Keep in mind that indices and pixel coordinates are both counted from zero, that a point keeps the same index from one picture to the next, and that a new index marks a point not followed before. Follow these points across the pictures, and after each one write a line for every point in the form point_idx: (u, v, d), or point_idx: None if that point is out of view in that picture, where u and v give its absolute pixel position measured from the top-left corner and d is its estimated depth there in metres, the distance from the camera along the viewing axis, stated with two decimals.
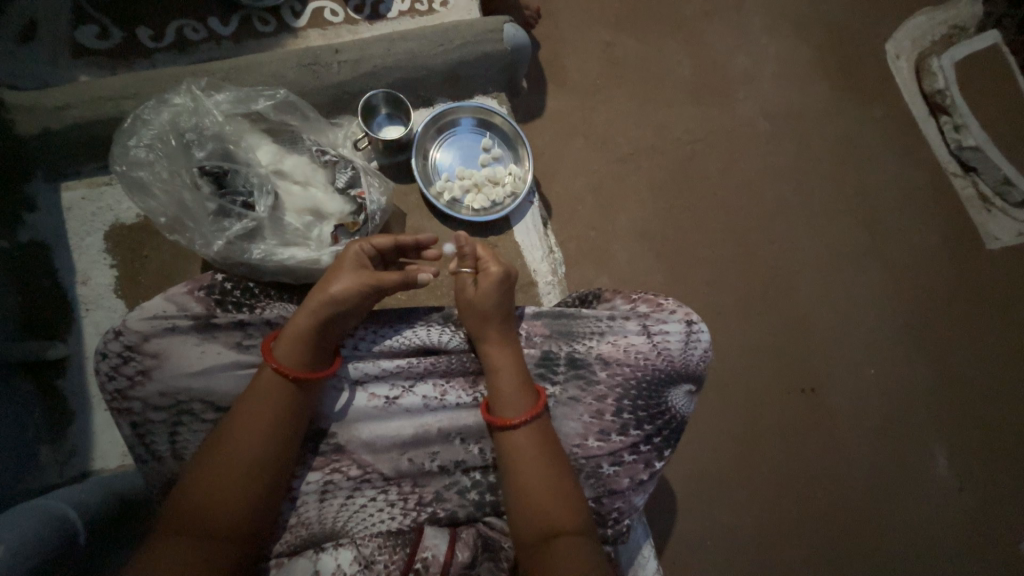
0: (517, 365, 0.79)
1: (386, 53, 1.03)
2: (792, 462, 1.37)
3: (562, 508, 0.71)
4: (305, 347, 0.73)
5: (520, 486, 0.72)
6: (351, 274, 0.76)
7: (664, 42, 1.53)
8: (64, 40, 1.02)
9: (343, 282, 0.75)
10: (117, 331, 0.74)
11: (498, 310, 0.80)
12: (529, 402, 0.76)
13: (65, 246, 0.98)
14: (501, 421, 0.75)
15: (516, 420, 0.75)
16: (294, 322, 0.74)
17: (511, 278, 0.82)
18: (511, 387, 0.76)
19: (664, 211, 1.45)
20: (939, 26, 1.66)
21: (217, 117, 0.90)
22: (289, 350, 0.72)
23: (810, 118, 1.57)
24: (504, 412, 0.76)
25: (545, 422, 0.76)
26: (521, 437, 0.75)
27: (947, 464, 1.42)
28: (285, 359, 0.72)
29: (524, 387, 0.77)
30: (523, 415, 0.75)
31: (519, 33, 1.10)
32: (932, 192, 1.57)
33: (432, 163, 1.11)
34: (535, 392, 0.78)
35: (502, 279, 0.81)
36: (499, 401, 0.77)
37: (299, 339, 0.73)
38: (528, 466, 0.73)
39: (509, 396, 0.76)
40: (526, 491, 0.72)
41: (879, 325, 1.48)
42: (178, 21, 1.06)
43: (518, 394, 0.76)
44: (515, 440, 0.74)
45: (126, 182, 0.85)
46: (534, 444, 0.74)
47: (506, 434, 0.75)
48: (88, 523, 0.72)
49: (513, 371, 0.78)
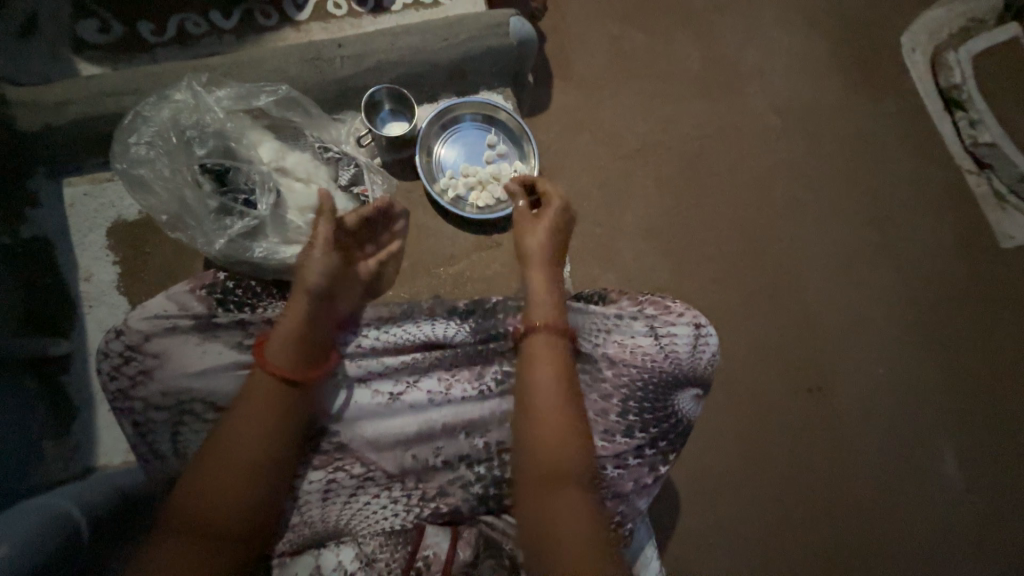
0: (555, 308, 0.82)
1: (389, 48, 1.01)
2: (797, 462, 1.36)
3: (564, 449, 0.72)
4: (301, 348, 0.75)
5: (532, 422, 0.74)
6: (315, 265, 0.81)
7: (674, 36, 1.50)
8: (66, 36, 1.01)
9: (314, 274, 0.80)
10: (118, 331, 0.74)
11: (553, 238, 0.90)
12: (553, 339, 0.78)
13: (66, 243, 0.97)
14: (530, 352, 0.78)
15: (541, 354, 0.77)
16: (280, 325, 0.76)
17: (569, 216, 0.95)
18: (546, 325, 0.79)
19: (670, 207, 1.42)
20: (956, 18, 1.62)
21: (219, 113, 0.89)
22: (280, 352, 0.73)
23: (821, 113, 1.53)
24: (532, 344, 0.78)
25: (566, 361, 0.78)
26: (539, 372, 0.76)
27: (955, 466, 1.40)
28: (277, 360, 0.73)
29: (557, 326, 0.80)
30: (547, 348, 0.78)
31: (525, 26, 1.08)
32: (946, 190, 1.54)
33: (435, 160, 1.09)
34: (563, 331, 0.80)
35: (561, 214, 0.93)
36: (529, 332, 0.79)
37: (286, 338, 0.74)
38: (538, 403, 0.74)
39: (541, 329, 0.79)
40: (540, 428, 0.73)
41: (888, 325, 1.45)
42: (178, 16, 1.04)
43: (550, 329, 0.79)
44: (535, 376, 0.76)
45: (128, 180, 0.85)
46: (553, 379, 0.76)
47: (529, 369, 0.77)
48: (91, 520, 0.72)
49: (552, 308, 0.82)
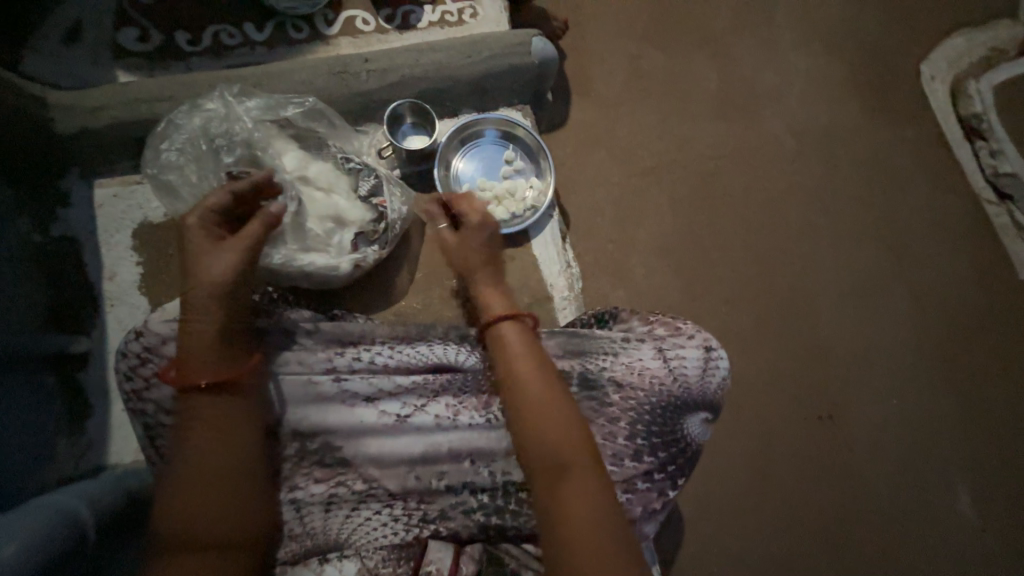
0: (533, 345, 0.79)
1: (414, 64, 1.04)
2: (806, 491, 1.33)
3: (583, 503, 0.65)
4: (217, 351, 0.72)
5: (545, 477, 0.68)
6: (230, 255, 0.74)
7: (693, 57, 1.51)
8: (105, 42, 1.05)
9: (223, 265, 0.74)
10: (138, 331, 0.75)
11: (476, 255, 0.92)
12: (541, 380, 0.75)
13: (93, 242, 1.00)
14: (518, 396, 0.74)
15: (529, 396, 0.73)
16: (195, 325, 0.72)
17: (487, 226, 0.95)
18: (529, 366, 0.76)
19: (684, 227, 1.42)
20: (977, 48, 1.61)
21: (247, 123, 0.92)
22: (201, 360, 0.71)
23: (839, 138, 1.53)
24: (521, 391, 0.74)
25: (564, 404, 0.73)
26: (535, 421, 0.72)
27: (971, 503, 1.36)
28: (201, 370, 0.71)
29: (540, 365, 0.76)
30: (538, 391, 0.74)
31: (547, 46, 1.11)
32: (965, 219, 1.52)
33: (453, 173, 1.11)
34: (550, 371, 0.77)
35: (479, 226, 0.93)
36: (512, 373, 0.76)
37: (206, 340, 0.71)
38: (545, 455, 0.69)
39: (525, 370, 0.75)
40: (553, 483, 0.67)
41: (903, 354, 1.43)
42: (214, 26, 1.08)
43: (535, 369, 0.76)
44: (534, 425, 0.71)
45: (156, 184, 0.88)
46: (555, 426, 0.71)
47: (524, 417, 0.73)
48: (98, 521, 0.72)
49: (528, 345, 0.79)
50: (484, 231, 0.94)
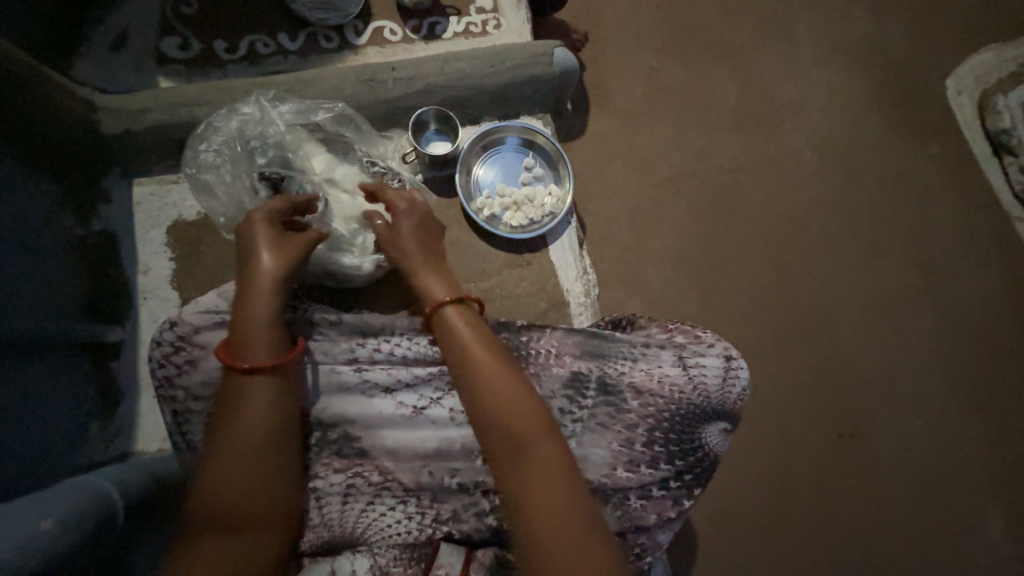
0: (483, 333, 0.77)
1: (439, 72, 1.07)
2: (826, 511, 1.29)
3: (552, 492, 0.66)
4: (276, 335, 0.74)
5: (511, 470, 0.69)
6: (281, 248, 0.79)
7: (713, 70, 1.52)
8: (149, 50, 1.10)
9: (274, 255, 0.78)
10: (172, 321, 0.78)
11: (417, 243, 0.88)
12: (495, 369, 0.73)
13: (130, 238, 1.04)
14: (474, 387, 0.73)
15: (485, 387, 0.72)
16: (250, 312, 0.74)
17: (420, 211, 0.90)
18: (482, 355, 0.74)
19: (702, 238, 1.42)
20: (1006, 63, 1.59)
21: (280, 126, 0.96)
22: (259, 345, 0.72)
23: (861, 152, 1.52)
24: (476, 380, 0.73)
25: (521, 392, 0.72)
26: (494, 414, 0.71)
27: (1002, 531, 1.31)
28: (256, 353, 0.71)
29: (493, 353, 0.75)
30: (493, 380, 0.72)
31: (568, 57, 1.13)
32: (994, 236, 1.48)
33: (474, 179, 1.14)
34: (503, 358, 0.75)
35: (411, 212, 0.89)
36: (466, 362, 0.74)
37: (261, 325, 0.73)
38: (507, 447, 0.70)
39: (479, 359, 0.74)
40: (521, 475, 0.68)
41: (929, 373, 1.39)
42: (251, 36, 1.13)
43: (489, 357, 0.74)
44: (495, 417, 0.71)
45: (194, 183, 0.92)
46: (516, 417, 0.70)
47: (482, 409, 0.72)
48: (127, 504, 0.75)
49: (477, 332, 0.77)
50: (415, 216, 0.90)
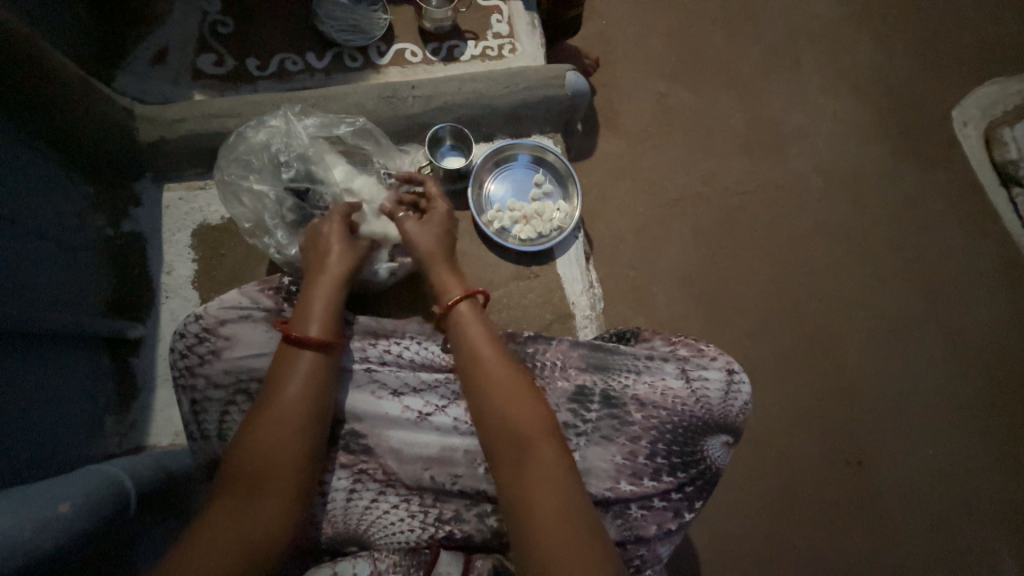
0: (490, 333, 0.82)
1: (456, 91, 1.12)
2: (832, 537, 1.27)
3: (546, 484, 0.67)
4: (326, 317, 0.80)
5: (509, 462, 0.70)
6: (344, 245, 0.88)
7: (720, 96, 1.58)
8: (186, 66, 1.18)
9: (338, 250, 0.88)
10: (197, 315, 0.82)
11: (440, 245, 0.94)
12: (500, 364, 0.78)
13: (156, 239, 1.09)
14: (478, 380, 0.76)
15: (489, 382, 0.76)
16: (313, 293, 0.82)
17: (449, 220, 0.98)
18: (486, 351, 0.79)
19: (707, 257, 1.44)
20: (1009, 97, 1.63)
21: (304, 139, 1.00)
22: (310, 323, 0.79)
23: (866, 178, 1.54)
24: (480, 374, 0.77)
25: (524, 387, 0.76)
26: (495, 407, 0.74)
27: (1014, 566, 1.28)
28: (305, 330, 0.78)
29: (497, 350, 0.79)
30: (498, 375, 0.76)
31: (580, 80, 1.19)
32: (1001, 264, 1.49)
33: (485, 194, 1.18)
34: (507, 356, 0.79)
35: (445, 216, 0.98)
36: (472, 357, 0.79)
37: (318, 307, 0.81)
38: (506, 438, 0.72)
39: (483, 355, 0.78)
40: (519, 467, 0.69)
41: (937, 400, 1.38)
42: (281, 55, 1.20)
43: (494, 353, 0.79)
44: (496, 410, 0.74)
45: (223, 189, 0.96)
46: (517, 410, 0.73)
47: (486, 403, 0.75)
48: (140, 492, 0.77)
49: (483, 331, 0.82)
50: (446, 224, 0.97)
